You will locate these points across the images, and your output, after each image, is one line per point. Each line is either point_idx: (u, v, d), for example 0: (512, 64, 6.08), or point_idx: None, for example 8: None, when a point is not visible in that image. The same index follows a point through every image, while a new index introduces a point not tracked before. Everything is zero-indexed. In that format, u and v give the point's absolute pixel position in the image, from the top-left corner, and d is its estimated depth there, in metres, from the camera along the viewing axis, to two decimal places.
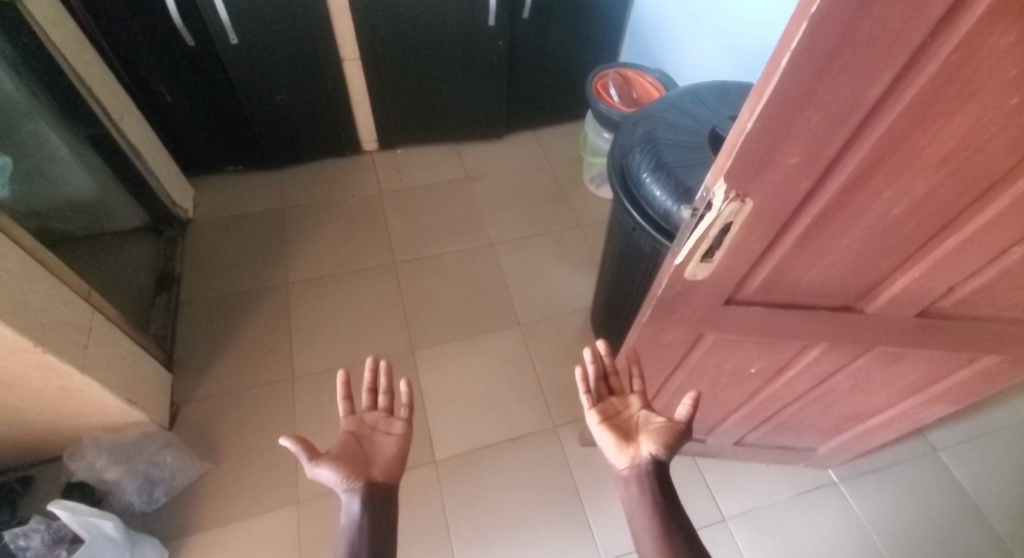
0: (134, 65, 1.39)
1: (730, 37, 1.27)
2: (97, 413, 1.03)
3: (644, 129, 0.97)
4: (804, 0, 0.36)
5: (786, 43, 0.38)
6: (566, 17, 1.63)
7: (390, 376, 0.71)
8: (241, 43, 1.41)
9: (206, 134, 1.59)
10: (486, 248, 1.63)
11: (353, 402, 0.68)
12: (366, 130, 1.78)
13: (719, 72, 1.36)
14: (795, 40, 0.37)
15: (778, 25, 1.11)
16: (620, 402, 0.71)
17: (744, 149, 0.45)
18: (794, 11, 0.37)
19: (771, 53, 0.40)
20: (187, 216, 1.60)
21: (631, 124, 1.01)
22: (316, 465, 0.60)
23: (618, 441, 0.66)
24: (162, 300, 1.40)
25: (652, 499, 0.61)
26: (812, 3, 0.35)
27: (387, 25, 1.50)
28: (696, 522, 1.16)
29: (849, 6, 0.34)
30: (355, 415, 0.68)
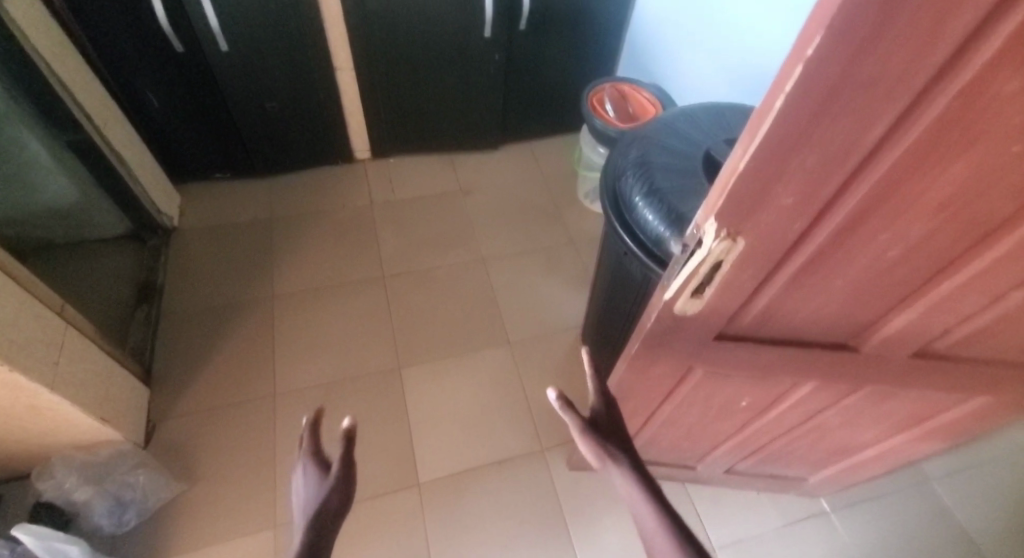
0: (122, 72, 1.36)
1: (725, 55, 1.26)
2: (68, 431, 1.00)
3: (638, 151, 0.95)
4: (800, 41, 0.34)
5: (780, 84, 0.37)
6: (563, 30, 1.62)
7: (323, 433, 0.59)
8: (231, 51, 1.39)
9: (194, 141, 1.56)
10: (478, 262, 1.61)
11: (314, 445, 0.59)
12: (359, 139, 1.77)
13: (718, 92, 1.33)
14: (790, 81, 0.35)
15: (772, 46, 1.10)
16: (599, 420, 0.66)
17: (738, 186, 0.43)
18: (789, 52, 0.35)
19: (765, 92, 0.38)
20: (173, 224, 1.56)
21: (624, 144, 0.99)
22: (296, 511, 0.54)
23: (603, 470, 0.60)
24: (142, 311, 1.36)
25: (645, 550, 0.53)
26: (809, 45, 0.33)
27: (382, 35, 1.49)
28: (716, 542, 1.15)
29: (844, 52, 0.32)
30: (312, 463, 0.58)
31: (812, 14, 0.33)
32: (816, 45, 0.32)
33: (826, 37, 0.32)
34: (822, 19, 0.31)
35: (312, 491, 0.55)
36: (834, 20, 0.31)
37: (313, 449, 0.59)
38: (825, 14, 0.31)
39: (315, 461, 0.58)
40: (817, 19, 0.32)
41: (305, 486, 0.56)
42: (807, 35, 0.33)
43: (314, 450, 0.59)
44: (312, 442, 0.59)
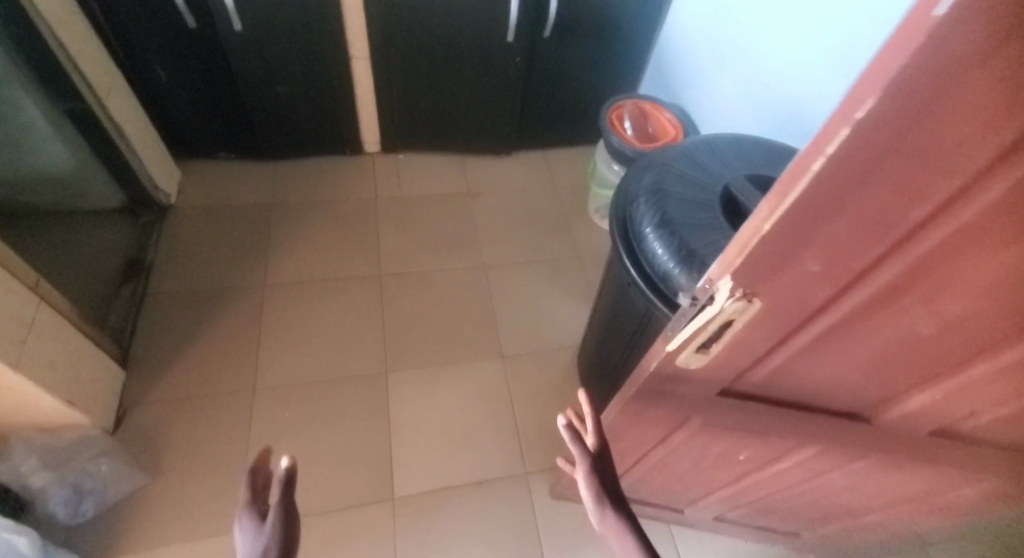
0: (131, 42, 1.32)
1: (754, 82, 1.21)
2: (32, 411, 0.96)
3: (653, 176, 0.90)
4: (846, 102, 0.30)
5: (820, 144, 0.32)
6: (589, 38, 1.58)
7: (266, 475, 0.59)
8: (245, 31, 1.34)
9: (200, 119, 1.52)
10: (479, 269, 1.57)
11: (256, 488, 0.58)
12: (369, 131, 1.72)
13: (742, 121, 1.29)
14: (834, 143, 0.31)
15: (806, 77, 1.05)
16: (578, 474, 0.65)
17: (761, 246, 0.39)
18: (833, 111, 0.31)
19: (799, 150, 0.34)
20: (170, 202, 1.51)
21: (639, 166, 0.94)
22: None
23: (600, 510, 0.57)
24: (127, 290, 1.32)
25: None
26: (858, 107, 0.29)
27: (402, 28, 1.45)
28: None
29: (898, 120, 0.28)
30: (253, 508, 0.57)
31: (862, 72, 0.29)
32: (867, 107, 0.28)
33: (881, 100, 0.27)
34: (877, 81, 0.27)
35: (252, 538, 0.54)
36: (893, 83, 0.26)
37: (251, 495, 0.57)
38: (880, 77, 0.27)
39: (252, 510, 0.57)
40: (869, 79, 0.28)
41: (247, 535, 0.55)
42: (855, 95, 0.29)
43: (253, 497, 0.58)
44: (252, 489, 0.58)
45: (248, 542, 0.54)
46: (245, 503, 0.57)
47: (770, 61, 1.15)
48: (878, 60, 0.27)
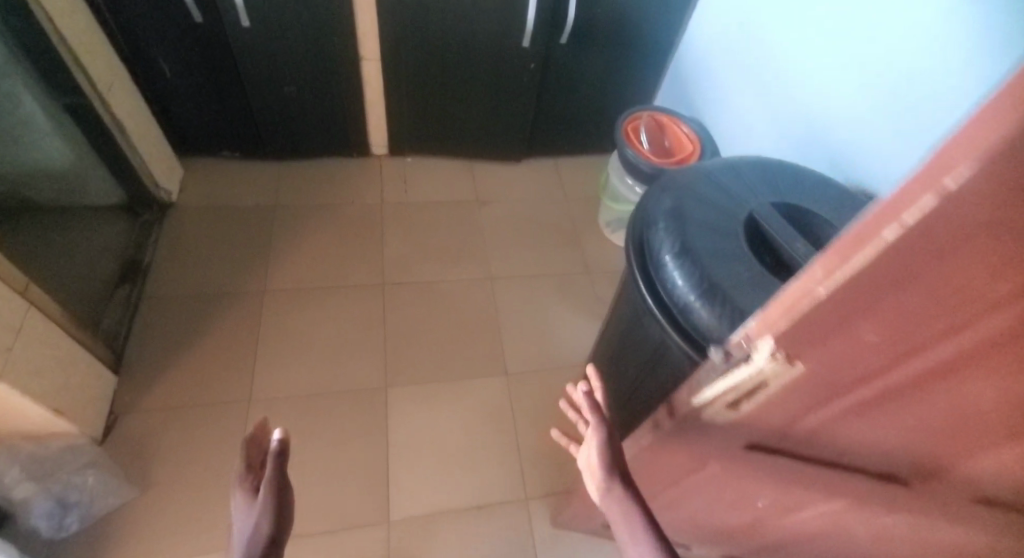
0: (136, 35, 1.27)
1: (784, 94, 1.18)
2: (18, 420, 0.93)
3: (672, 199, 0.85)
4: (932, 164, 0.25)
5: (897, 209, 0.28)
6: (607, 46, 1.53)
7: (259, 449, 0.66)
8: (253, 26, 1.30)
9: (205, 115, 1.48)
10: (486, 282, 1.54)
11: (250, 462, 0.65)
12: (378, 134, 1.68)
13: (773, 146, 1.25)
14: (913, 210, 0.26)
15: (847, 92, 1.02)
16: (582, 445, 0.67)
17: (811, 310, 0.35)
18: (916, 172, 0.26)
19: (868, 210, 0.30)
20: (170, 200, 1.48)
21: (657, 188, 0.89)
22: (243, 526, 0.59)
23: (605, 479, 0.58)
24: (122, 292, 1.29)
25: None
26: (948, 174, 0.24)
27: (416, 30, 1.41)
28: None
29: (998, 199, 0.23)
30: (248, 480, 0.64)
31: (952, 135, 0.24)
32: (959, 176, 0.23)
33: (977, 172, 0.22)
34: (974, 146, 0.22)
35: (247, 506, 0.61)
36: (994, 155, 0.21)
37: (244, 468, 0.64)
38: (977, 143, 0.22)
39: (246, 483, 0.63)
40: (963, 143, 0.23)
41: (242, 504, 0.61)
42: (944, 160, 0.24)
43: (248, 470, 0.65)
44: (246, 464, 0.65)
45: (244, 510, 0.60)
46: (239, 476, 0.64)
47: (804, 85, 1.12)
48: (976, 123, 0.22)
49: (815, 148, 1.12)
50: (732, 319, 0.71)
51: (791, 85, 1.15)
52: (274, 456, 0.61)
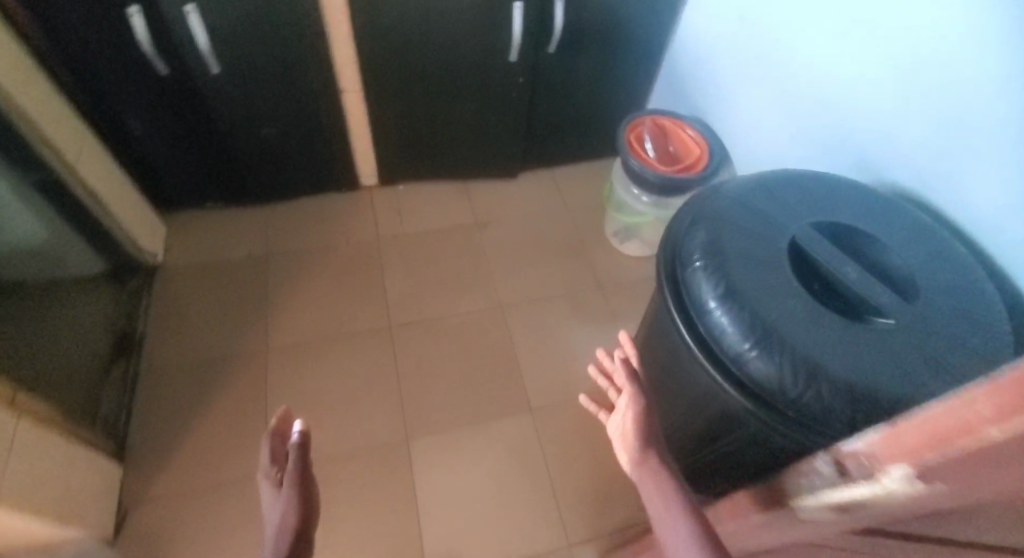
0: (102, 96, 1.18)
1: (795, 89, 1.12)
2: (23, 538, 0.86)
3: (705, 232, 0.78)
4: None
5: None
6: (597, 50, 1.45)
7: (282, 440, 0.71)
8: (224, 73, 1.20)
9: (182, 168, 1.39)
10: (496, 311, 1.48)
11: (275, 453, 0.71)
12: (366, 165, 1.61)
13: (789, 149, 1.18)
14: None
15: (864, 87, 0.95)
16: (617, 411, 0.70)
17: (963, 455, 0.26)
18: None
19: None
20: (155, 261, 1.40)
21: (685, 220, 0.83)
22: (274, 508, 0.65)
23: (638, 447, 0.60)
24: (117, 370, 1.22)
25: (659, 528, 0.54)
26: None
27: (396, 57, 1.32)
28: None
29: None
30: (273, 470, 0.69)
31: None
32: None
33: None
34: None
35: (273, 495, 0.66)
36: None
37: (267, 460, 0.70)
38: None
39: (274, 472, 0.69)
40: None
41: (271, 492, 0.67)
42: None
43: (273, 461, 0.70)
44: (271, 452, 0.70)
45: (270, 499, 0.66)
46: (267, 465, 0.69)
47: (820, 83, 1.04)
48: None
49: (836, 144, 1.06)
50: (793, 366, 0.65)
51: (806, 83, 1.08)
52: (295, 448, 0.67)
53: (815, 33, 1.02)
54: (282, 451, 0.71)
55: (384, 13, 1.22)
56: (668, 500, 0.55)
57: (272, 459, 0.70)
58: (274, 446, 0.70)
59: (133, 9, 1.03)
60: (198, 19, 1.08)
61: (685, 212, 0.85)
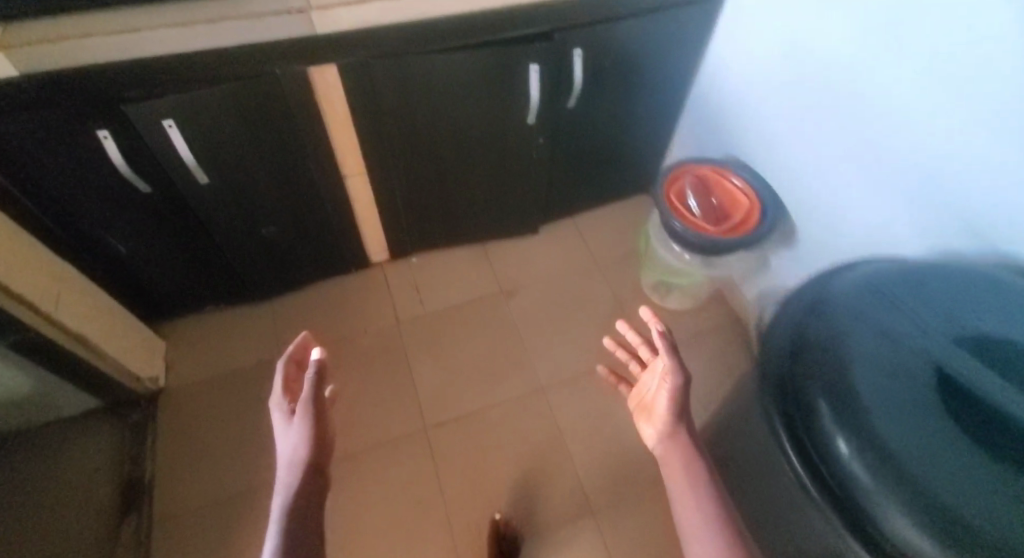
0: (79, 224, 1.04)
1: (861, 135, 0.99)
2: None
3: (823, 367, 0.61)
4: None
5: None
6: (618, 97, 1.32)
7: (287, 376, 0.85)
8: (214, 181, 1.06)
9: (177, 279, 1.25)
10: (537, 395, 1.34)
11: (288, 388, 0.83)
12: (375, 243, 1.47)
13: (864, 202, 1.04)
14: None
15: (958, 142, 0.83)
16: (646, 372, 0.88)
17: None
18: None
19: None
20: (159, 386, 1.26)
21: (785, 349, 0.67)
22: (284, 433, 0.74)
23: (667, 416, 0.78)
24: (128, 524, 1.08)
25: (672, 462, 0.74)
26: None
27: (402, 135, 1.18)
28: None
29: None
30: (280, 400, 0.81)
31: None
32: None
33: None
34: None
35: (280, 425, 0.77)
36: None
37: (279, 387, 0.83)
38: None
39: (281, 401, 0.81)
40: None
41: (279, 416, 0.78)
42: None
43: (279, 389, 0.83)
44: (280, 386, 0.82)
45: (278, 427, 0.77)
46: (278, 394, 0.82)
47: (911, 129, 0.90)
48: None
49: (909, 202, 0.94)
50: None
51: (887, 127, 0.94)
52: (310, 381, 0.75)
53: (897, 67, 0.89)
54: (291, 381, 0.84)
55: (385, 95, 1.08)
56: (687, 449, 0.75)
57: (281, 389, 0.82)
58: (292, 373, 0.85)
59: (103, 131, 0.90)
60: (178, 130, 0.94)
61: (780, 338, 0.69)
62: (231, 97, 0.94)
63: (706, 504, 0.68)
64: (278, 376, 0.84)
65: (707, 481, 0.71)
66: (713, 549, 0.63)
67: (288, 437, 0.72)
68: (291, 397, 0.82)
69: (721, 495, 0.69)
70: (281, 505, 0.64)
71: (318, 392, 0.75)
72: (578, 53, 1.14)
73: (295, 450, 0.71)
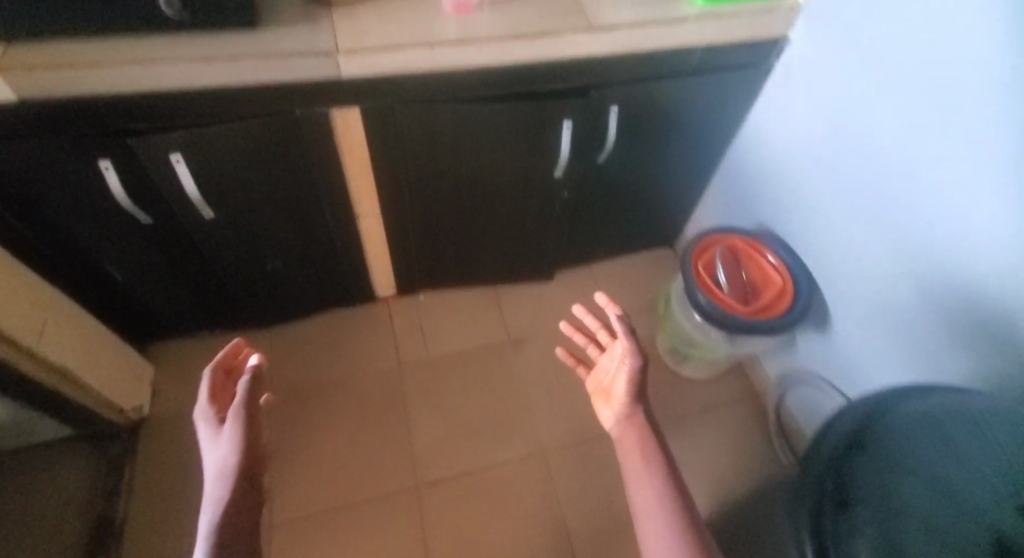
0: (73, 248, 0.98)
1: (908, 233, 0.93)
2: None
3: (882, 475, 0.52)
4: None
5: None
6: (651, 154, 1.25)
7: (216, 383, 0.79)
8: (219, 215, 1.01)
9: (173, 305, 1.20)
10: (537, 459, 1.27)
11: (216, 395, 0.77)
12: (383, 279, 1.40)
13: (909, 299, 0.96)
14: None
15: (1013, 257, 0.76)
16: (604, 357, 0.92)
17: None
18: None
19: None
20: (143, 415, 1.20)
21: (840, 438, 0.57)
22: (210, 443, 0.69)
23: (624, 399, 0.82)
24: None
25: (630, 439, 0.77)
26: None
27: (421, 179, 1.12)
28: None
29: None
30: (207, 406, 0.76)
31: None
32: None
33: None
34: None
35: (207, 439, 0.71)
36: None
37: (206, 393, 0.77)
38: None
39: (207, 408, 0.75)
40: None
41: (207, 422, 0.73)
42: None
43: (208, 395, 0.77)
44: (206, 392, 0.77)
45: (204, 441, 0.71)
46: (204, 400, 0.76)
47: (969, 236, 0.83)
48: None
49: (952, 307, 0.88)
50: None
51: (940, 231, 0.87)
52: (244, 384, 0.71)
53: (953, 170, 0.82)
54: (223, 388, 0.79)
55: (408, 140, 1.02)
56: (641, 428, 0.78)
57: (208, 394, 0.77)
58: (222, 378, 0.80)
59: (105, 162, 0.85)
60: (185, 165, 0.89)
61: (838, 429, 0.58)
62: (244, 136, 0.89)
63: (657, 482, 0.70)
64: (206, 381, 0.78)
65: (659, 457, 0.74)
66: (664, 525, 0.65)
67: (217, 447, 0.68)
68: (219, 406, 0.76)
69: (672, 470, 0.72)
70: (208, 524, 0.60)
71: (253, 396, 0.71)
72: (614, 111, 1.08)
73: (226, 460, 0.66)
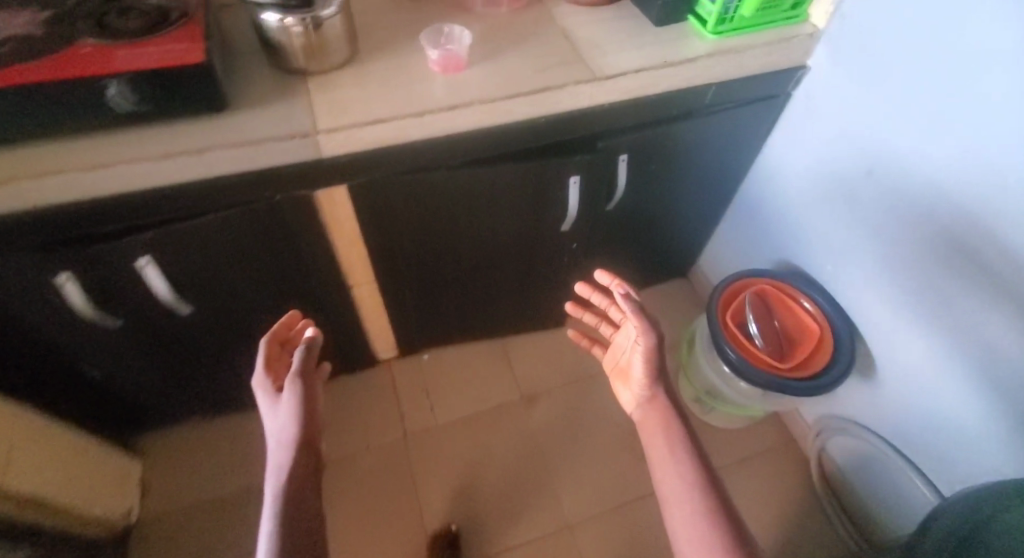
0: (38, 361, 0.89)
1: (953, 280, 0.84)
2: None
3: None
4: None
5: None
6: (664, 196, 1.16)
7: (271, 350, 0.72)
8: (197, 308, 0.92)
9: (156, 398, 1.10)
10: (562, 533, 1.17)
11: (272, 365, 0.71)
12: (383, 343, 1.31)
13: (963, 358, 0.86)
14: None
15: None
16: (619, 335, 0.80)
17: None
18: None
19: None
20: (131, 519, 1.11)
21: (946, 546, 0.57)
22: (273, 409, 0.63)
23: (641, 381, 0.70)
24: None
25: (654, 428, 0.65)
26: None
27: (418, 247, 1.03)
28: None
29: None
30: (265, 375, 0.69)
31: None
32: None
33: None
34: None
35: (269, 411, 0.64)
36: None
37: (262, 362, 0.70)
38: None
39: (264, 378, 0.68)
40: None
41: (266, 394, 0.66)
42: None
43: (264, 364, 0.70)
44: (263, 361, 0.70)
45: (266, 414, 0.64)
46: (262, 367, 0.69)
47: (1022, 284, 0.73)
48: None
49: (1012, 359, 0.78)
50: None
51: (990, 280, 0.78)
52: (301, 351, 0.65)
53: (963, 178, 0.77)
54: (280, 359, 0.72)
55: (400, 211, 0.92)
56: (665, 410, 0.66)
57: (265, 364, 0.70)
58: (277, 348, 0.73)
59: (63, 275, 0.76)
60: (154, 267, 0.80)
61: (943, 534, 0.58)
62: (217, 229, 0.80)
63: (686, 470, 0.59)
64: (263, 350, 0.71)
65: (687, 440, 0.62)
66: (706, 530, 0.53)
67: (277, 420, 0.61)
68: (277, 378, 0.69)
69: (705, 458, 0.61)
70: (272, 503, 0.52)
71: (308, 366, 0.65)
72: (625, 159, 0.98)
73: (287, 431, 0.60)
